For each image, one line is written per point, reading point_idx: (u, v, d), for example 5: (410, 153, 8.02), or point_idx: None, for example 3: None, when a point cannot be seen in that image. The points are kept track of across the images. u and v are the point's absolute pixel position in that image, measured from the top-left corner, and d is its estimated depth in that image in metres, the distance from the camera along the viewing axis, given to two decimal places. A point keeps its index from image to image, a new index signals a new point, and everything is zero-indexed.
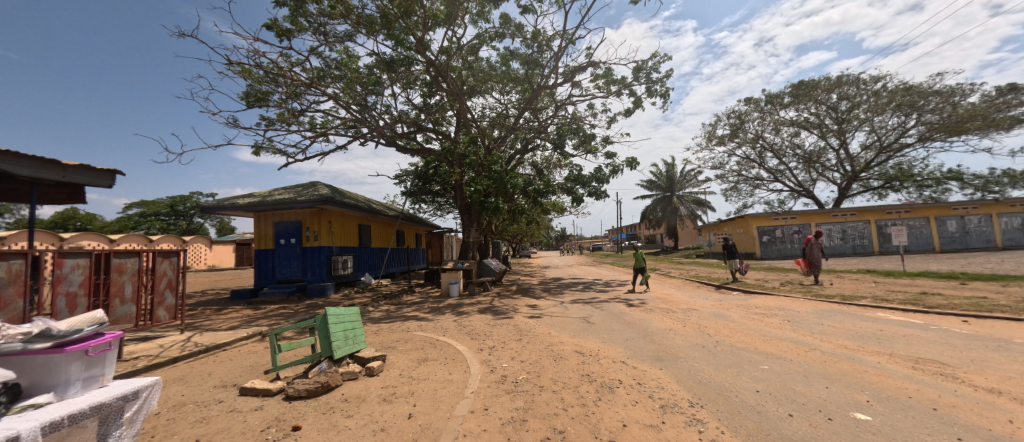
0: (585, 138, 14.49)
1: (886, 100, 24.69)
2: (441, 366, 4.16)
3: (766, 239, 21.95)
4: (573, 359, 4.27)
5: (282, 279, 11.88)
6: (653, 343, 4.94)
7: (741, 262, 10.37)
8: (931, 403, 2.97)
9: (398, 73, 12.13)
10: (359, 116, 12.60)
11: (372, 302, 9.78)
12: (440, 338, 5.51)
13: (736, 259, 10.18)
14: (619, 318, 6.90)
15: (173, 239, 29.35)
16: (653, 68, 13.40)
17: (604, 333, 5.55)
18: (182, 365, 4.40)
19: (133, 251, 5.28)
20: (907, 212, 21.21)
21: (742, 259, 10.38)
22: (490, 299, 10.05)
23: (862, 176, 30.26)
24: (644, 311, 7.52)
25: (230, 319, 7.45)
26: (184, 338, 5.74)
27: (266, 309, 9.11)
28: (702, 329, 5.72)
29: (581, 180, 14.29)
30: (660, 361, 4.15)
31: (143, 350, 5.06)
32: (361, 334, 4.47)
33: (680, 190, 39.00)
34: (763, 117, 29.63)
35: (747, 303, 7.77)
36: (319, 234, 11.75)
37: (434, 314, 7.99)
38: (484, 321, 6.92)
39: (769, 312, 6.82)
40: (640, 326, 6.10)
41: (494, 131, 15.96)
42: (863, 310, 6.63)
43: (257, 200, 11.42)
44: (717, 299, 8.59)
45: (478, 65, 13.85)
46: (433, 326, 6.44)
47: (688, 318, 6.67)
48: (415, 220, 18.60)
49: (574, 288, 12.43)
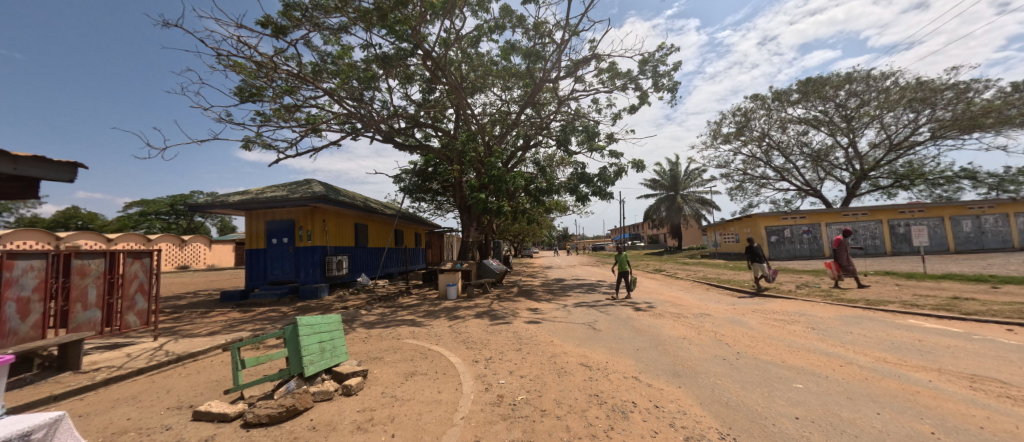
0: (589, 134, 14.01)
1: (897, 96, 24.10)
2: (430, 381, 3.70)
3: (774, 239, 21.39)
4: (580, 375, 3.79)
5: (273, 279, 11.46)
6: (667, 354, 4.47)
7: (769, 266, 9.01)
8: (1010, 436, 2.48)
9: (397, 68, 11.68)
10: (355, 111, 12.13)
11: (366, 305, 9.35)
12: (433, 346, 5.06)
13: (764, 264, 8.77)
14: (627, 323, 6.44)
15: (173, 238, 29.06)
16: (660, 61, 12.89)
17: (612, 342, 5.08)
18: (143, 380, 3.96)
19: (98, 251, 4.86)
20: (920, 212, 20.59)
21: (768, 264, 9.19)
22: (489, 302, 9.59)
23: (871, 174, 29.60)
24: (653, 316, 7.05)
25: (213, 324, 7.02)
26: (156, 345, 5.26)
27: (256, 312, 8.70)
28: (719, 338, 5.24)
29: (585, 178, 13.79)
30: (678, 377, 3.67)
31: (106, 360, 4.63)
32: (341, 346, 4.01)
33: (684, 190, 38.38)
34: (770, 115, 29.06)
35: (763, 308, 7.28)
36: (313, 233, 11.30)
37: (428, 318, 7.53)
38: (481, 327, 6.45)
39: (790, 318, 6.32)
40: (650, 333, 5.62)
41: (495, 128, 15.49)
42: (892, 317, 6.12)
43: (248, 197, 11.00)
44: (730, 303, 8.08)
45: (478, 59, 13.42)
46: (426, 332, 5.99)
47: (702, 324, 6.19)
48: (414, 219, 18.13)
49: (577, 290, 11.97)
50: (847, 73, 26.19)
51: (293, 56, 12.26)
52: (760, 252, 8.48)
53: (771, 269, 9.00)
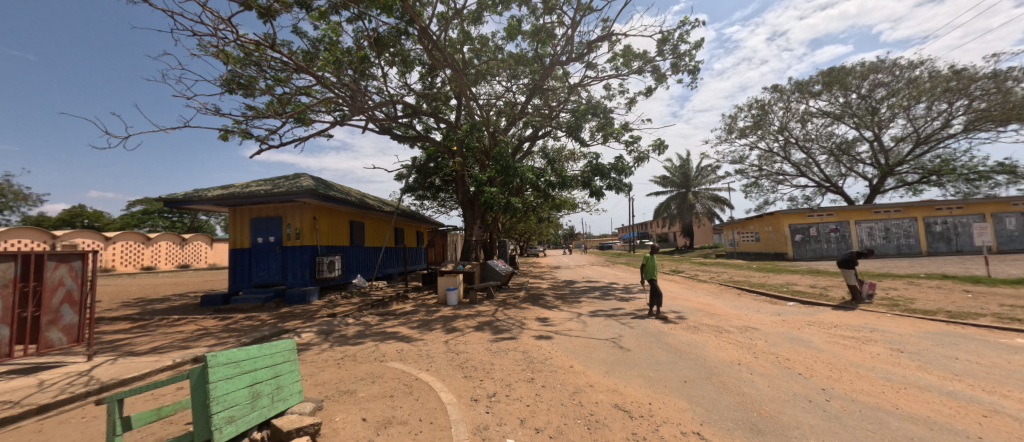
0: (605, 121, 12.88)
1: (928, 86, 22.55)
2: (407, 438, 2.61)
3: (798, 238, 20.04)
4: (619, 429, 2.71)
5: (258, 282, 10.53)
6: (730, 392, 3.34)
7: (861, 279, 7.19)
8: None
9: (391, 50, 10.49)
10: (339, 88, 10.80)
11: (355, 313, 8.35)
12: (422, 372, 4.00)
13: (854, 272, 7.13)
14: (658, 340, 5.35)
15: (173, 236, 28.40)
16: (681, 40, 11.70)
17: (651, 370, 3.99)
18: (26, 429, 2.93)
19: (7, 253, 3.86)
20: (959, 209, 19.14)
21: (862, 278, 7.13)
22: (494, 309, 8.51)
23: (898, 169, 27.96)
24: (688, 329, 5.93)
25: (172, 339, 6.02)
26: (85, 369, 4.26)
27: (232, 319, 7.77)
28: (784, 363, 4.12)
29: (599, 171, 12.66)
30: (763, 436, 2.55)
31: (3, 393, 3.61)
32: (296, 382, 2.99)
33: (696, 187, 36.94)
34: (789, 107, 27.69)
35: (819, 320, 6.12)
36: (302, 231, 10.36)
37: (422, 331, 6.49)
38: (484, 343, 5.40)
39: (861, 336, 5.15)
40: (693, 354, 4.52)
41: (501, 119, 14.41)
42: (991, 334, 4.94)
43: (229, 192, 10.02)
44: (774, 313, 6.94)
45: (482, 43, 12.37)
46: (415, 351, 4.92)
47: (752, 342, 5.08)
48: (413, 216, 17.12)
49: (591, 294, 10.83)
50: (873, 61, 24.72)
51: (285, 43, 11.32)
52: (851, 258, 7.06)
53: (866, 284, 7.18)
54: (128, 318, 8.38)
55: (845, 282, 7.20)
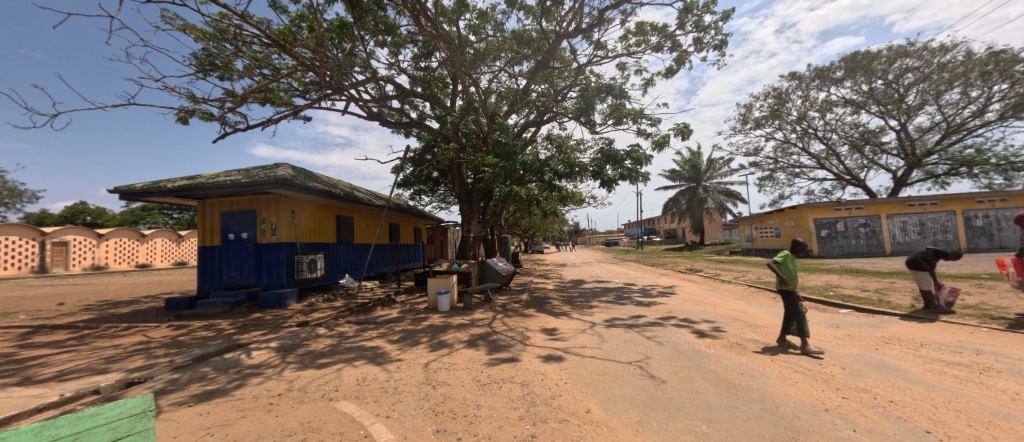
0: (617, 103, 11.61)
1: (963, 69, 20.75)
2: None
3: (823, 234, 18.62)
4: None
5: (229, 284, 9.49)
6: None
7: (941, 284, 5.83)
8: None
9: (372, 19, 9.24)
10: (313, 63, 9.52)
11: (331, 320, 7.24)
12: (376, 423, 2.82)
13: (928, 274, 5.81)
14: (699, 363, 4.16)
15: (168, 233, 27.51)
16: (706, 9, 10.34)
17: (704, 421, 2.80)
18: None
19: None
20: (1002, 202, 17.65)
21: (936, 282, 5.83)
22: (492, 317, 7.32)
23: (927, 160, 26.24)
24: (731, 348, 4.71)
25: (90, 360, 4.91)
26: None
27: (187, 328, 6.71)
28: (893, 412, 2.87)
29: (612, 157, 11.36)
30: None
31: None
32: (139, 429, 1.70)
33: (708, 180, 35.43)
34: (809, 95, 26.13)
35: (897, 337, 4.88)
36: (278, 227, 9.29)
37: (401, 347, 5.33)
38: (473, 368, 4.20)
39: (975, 364, 3.86)
40: (755, 392, 3.30)
41: (502, 104, 13.17)
42: None
43: (194, 182, 8.91)
44: (832, 325, 5.68)
45: (480, 18, 11.10)
46: (382, 381, 3.76)
47: (824, 370, 3.85)
48: (410, 211, 15.95)
49: (604, 298, 9.61)
50: (901, 45, 23.02)
51: (262, 19, 10.17)
52: (920, 262, 5.75)
53: (946, 290, 5.83)
54: (74, 325, 7.33)
55: (918, 286, 5.93)
